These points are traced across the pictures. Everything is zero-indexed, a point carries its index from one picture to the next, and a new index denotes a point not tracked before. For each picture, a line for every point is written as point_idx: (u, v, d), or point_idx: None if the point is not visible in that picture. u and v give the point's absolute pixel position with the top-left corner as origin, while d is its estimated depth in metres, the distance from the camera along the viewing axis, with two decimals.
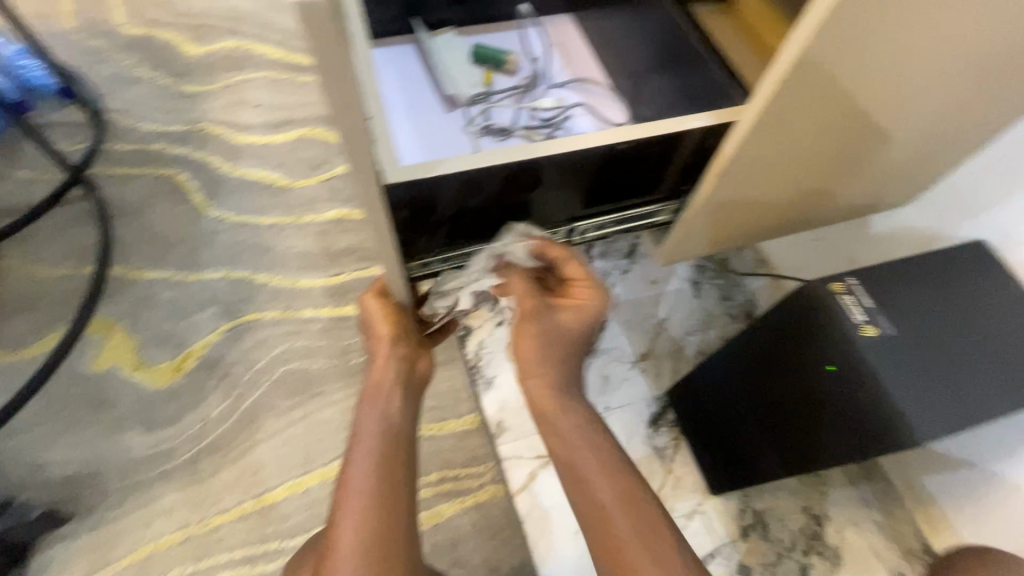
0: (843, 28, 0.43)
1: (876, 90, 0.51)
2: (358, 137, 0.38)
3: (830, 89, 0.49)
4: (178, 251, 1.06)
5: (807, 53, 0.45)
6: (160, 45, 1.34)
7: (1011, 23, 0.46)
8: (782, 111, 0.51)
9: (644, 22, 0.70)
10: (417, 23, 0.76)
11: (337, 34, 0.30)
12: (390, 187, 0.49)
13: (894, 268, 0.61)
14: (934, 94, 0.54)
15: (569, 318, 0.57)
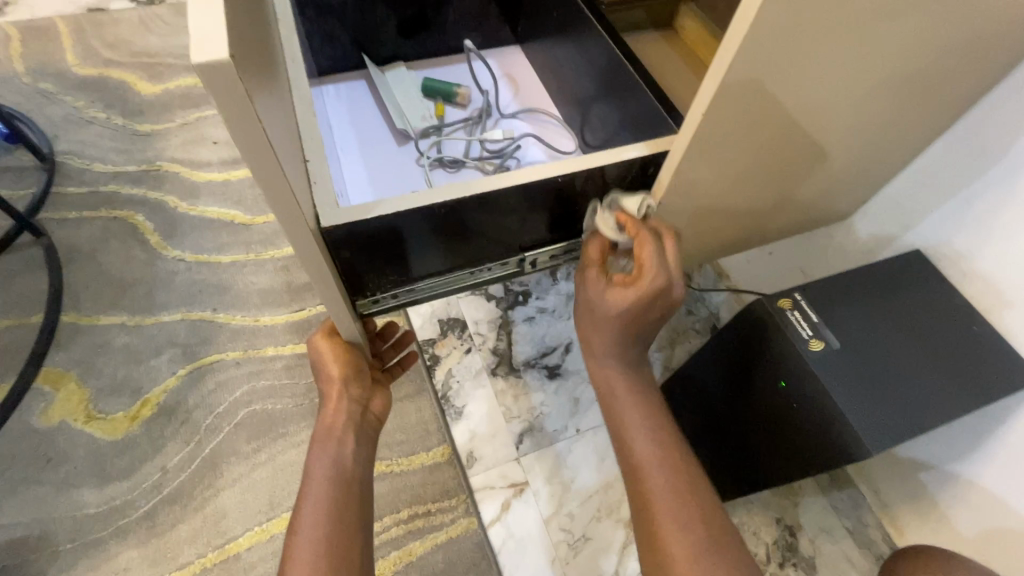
0: (755, 59, 0.44)
1: (799, 110, 0.53)
2: (285, 188, 0.38)
3: (756, 114, 0.51)
4: (133, 294, 1.03)
5: (725, 84, 0.46)
6: (113, 84, 1.32)
7: (909, 38, 0.48)
8: (714, 140, 0.53)
9: (582, 48, 0.69)
10: (367, 59, 0.77)
11: (246, 94, 0.31)
12: (327, 231, 0.49)
13: (837, 283, 0.62)
14: (854, 109, 0.56)
15: (612, 295, 0.57)
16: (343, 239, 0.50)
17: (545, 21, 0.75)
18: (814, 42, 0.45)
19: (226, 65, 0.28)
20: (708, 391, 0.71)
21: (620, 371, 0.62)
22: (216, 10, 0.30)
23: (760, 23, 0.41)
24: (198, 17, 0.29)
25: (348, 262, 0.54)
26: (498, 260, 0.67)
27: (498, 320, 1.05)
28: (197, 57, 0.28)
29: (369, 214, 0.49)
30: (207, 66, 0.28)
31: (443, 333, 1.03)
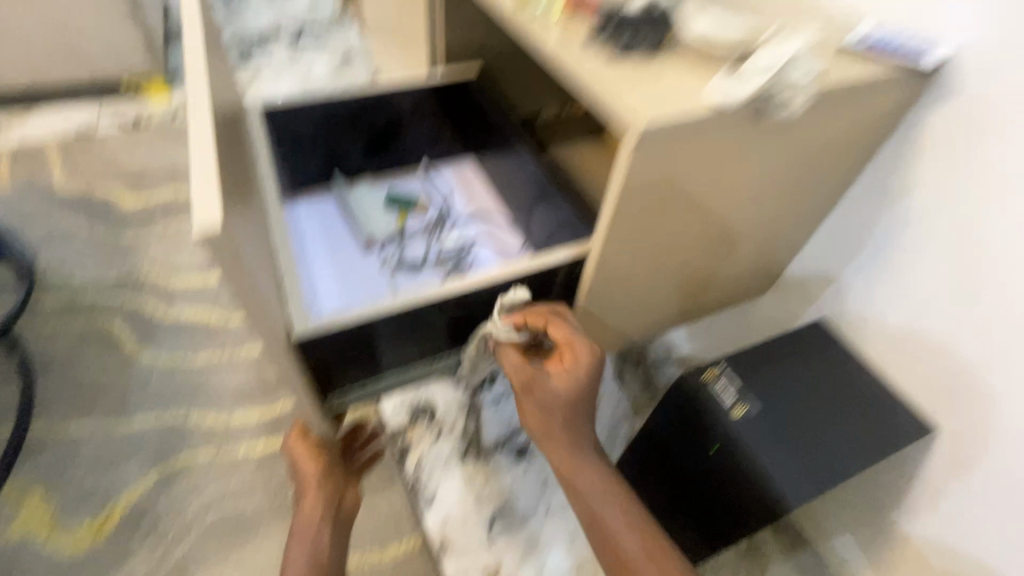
0: (638, 194, 0.52)
1: (693, 217, 0.62)
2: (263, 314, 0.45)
3: (653, 227, 0.59)
4: (106, 400, 1.05)
5: (619, 213, 0.54)
6: (98, 200, 1.41)
7: (772, 160, 0.58)
8: (626, 245, 0.61)
9: (519, 166, 0.82)
10: (336, 177, 0.88)
11: (234, 251, 0.38)
12: (298, 341, 0.56)
13: (757, 351, 0.70)
14: (742, 211, 0.66)
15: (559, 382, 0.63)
16: (314, 347, 0.57)
17: (490, 143, 0.88)
18: (686, 178, 0.53)
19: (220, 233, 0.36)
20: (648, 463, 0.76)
21: (586, 465, 0.65)
22: (211, 189, 0.38)
23: (642, 172, 0.49)
24: (198, 197, 0.38)
25: (316, 365, 0.60)
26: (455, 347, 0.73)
27: (466, 404, 1.09)
28: (196, 230, 0.36)
29: (334, 324, 0.56)
30: (205, 236, 0.36)
31: (412, 419, 1.06)
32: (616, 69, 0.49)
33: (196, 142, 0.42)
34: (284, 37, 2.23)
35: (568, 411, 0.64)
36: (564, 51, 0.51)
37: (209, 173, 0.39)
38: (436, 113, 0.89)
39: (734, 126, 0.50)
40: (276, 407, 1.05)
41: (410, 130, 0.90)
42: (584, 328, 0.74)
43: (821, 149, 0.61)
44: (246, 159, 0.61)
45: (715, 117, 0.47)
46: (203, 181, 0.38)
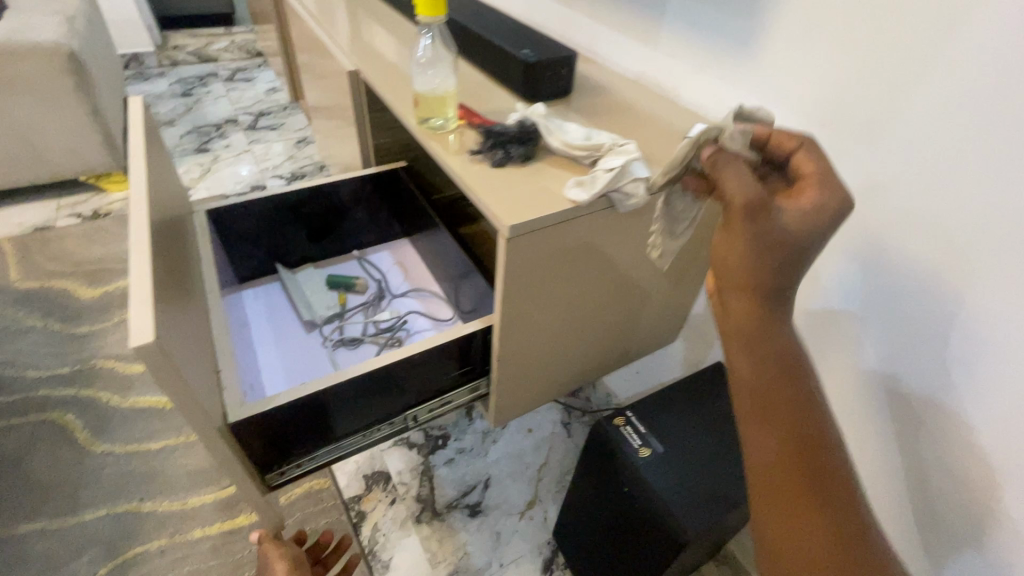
0: (520, 273, 0.60)
1: (582, 283, 0.70)
2: (197, 408, 0.49)
3: (547, 295, 0.67)
4: (58, 496, 1.05)
5: (507, 289, 0.61)
6: (55, 294, 1.45)
7: (638, 229, 0.68)
8: (527, 318, 0.68)
9: (444, 245, 0.92)
10: (280, 266, 0.96)
11: (167, 357, 0.44)
12: (232, 425, 0.58)
13: (659, 397, 0.80)
14: (628, 273, 0.75)
15: (793, 226, 0.47)
16: (246, 429, 0.59)
17: (420, 223, 0.99)
18: (561, 253, 0.62)
19: (153, 343, 0.42)
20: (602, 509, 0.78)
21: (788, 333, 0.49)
22: (145, 303, 0.44)
23: (518, 252, 0.57)
24: (134, 312, 0.43)
25: (252, 450, 0.62)
26: (393, 416, 0.73)
27: (419, 467, 1.14)
28: (132, 342, 0.41)
29: (266, 406, 0.59)
30: (139, 347, 0.41)
31: (367, 488, 1.10)
32: (492, 175, 0.60)
33: (134, 260, 0.48)
34: (241, 124, 2.37)
35: (792, 262, 0.48)
36: (455, 162, 0.61)
37: (144, 289, 0.45)
38: (370, 197, 0.99)
39: (591, 212, 0.60)
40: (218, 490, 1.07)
41: (348, 219, 1.00)
42: (512, 391, 0.78)
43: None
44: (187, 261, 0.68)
45: (571, 208, 0.57)
46: (140, 298, 0.44)
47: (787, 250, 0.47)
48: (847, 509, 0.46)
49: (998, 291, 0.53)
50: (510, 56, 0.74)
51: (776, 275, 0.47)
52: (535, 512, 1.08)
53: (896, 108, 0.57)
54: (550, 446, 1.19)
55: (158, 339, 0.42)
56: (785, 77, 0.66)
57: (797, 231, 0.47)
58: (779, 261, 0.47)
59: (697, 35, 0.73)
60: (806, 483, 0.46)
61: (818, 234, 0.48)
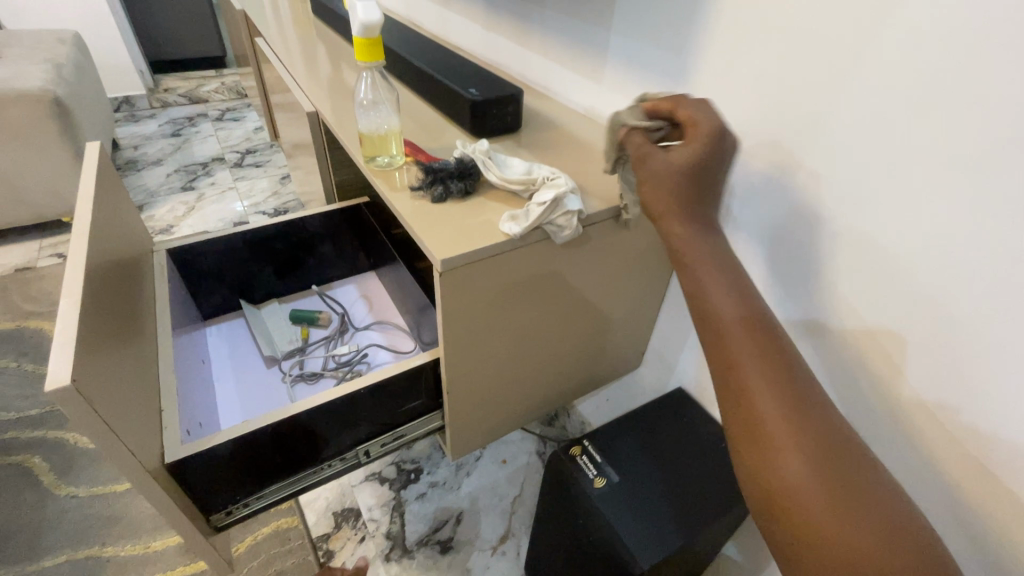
0: (460, 303, 0.60)
1: (533, 311, 0.70)
2: (123, 448, 0.50)
3: (494, 326, 0.67)
4: (20, 541, 1.03)
5: (450, 320, 0.61)
6: (31, 334, 1.45)
7: (584, 257, 0.70)
8: (474, 350, 0.68)
9: (403, 277, 0.93)
10: (244, 302, 0.97)
11: (86, 400, 0.45)
12: (170, 465, 0.58)
13: (617, 426, 0.80)
14: (580, 300, 0.76)
15: (677, 159, 0.52)
16: (186, 468, 0.59)
17: (383, 257, 1.01)
18: (502, 284, 0.63)
19: (68, 387, 0.43)
20: (564, 540, 0.77)
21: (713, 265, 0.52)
22: (67, 347, 0.45)
23: (455, 283, 0.58)
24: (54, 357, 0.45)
25: (192, 491, 0.61)
26: (345, 452, 0.72)
27: (390, 503, 1.12)
28: (47, 387, 0.42)
29: (204, 445, 0.59)
30: (54, 391, 0.43)
31: (336, 525, 1.08)
32: (431, 211, 0.61)
33: (65, 304, 0.49)
34: (227, 162, 2.42)
35: (688, 194, 0.52)
36: (396, 199, 0.63)
37: (68, 335, 0.46)
38: (334, 232, 1.00)
39: (530, 243, 0.61)
40: (170, 539, 1.04)
41: (313, 254, 1.01)
42: (470, 422, 0.78)
43: (629, 247, 0.73)
44: (138, 300, 0.69)
45: (506, 241, 0.58)
46: (61, 343, 0.46)
47: (678, 180, 0.52)
48: (809, 406, 0.47)
49: (955, 293, 0.49)
50: (458, 94, 0.77)
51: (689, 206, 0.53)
52: (507, 546, 1.06)
53: (829, 111, 0.56)
54: (524, 479, 1.17)
55: (75, 383, 0.44)
56: (715, 109, 0.68)
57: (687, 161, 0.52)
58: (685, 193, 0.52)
59: (636, 72, 0.77)
60: (757, 393, 0.47)
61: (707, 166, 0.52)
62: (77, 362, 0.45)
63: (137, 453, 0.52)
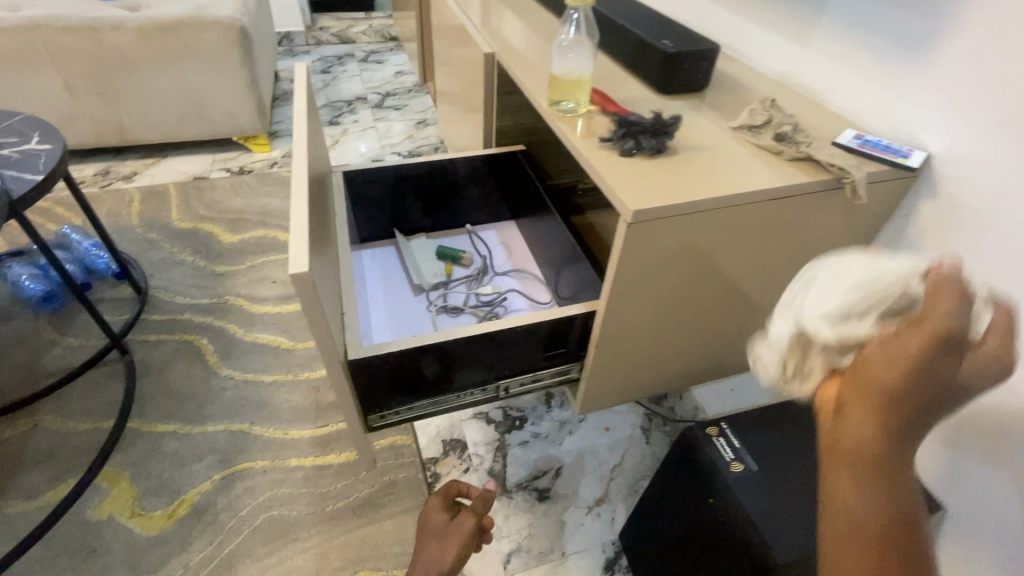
0: (636, 256, 0.59)
1: (699, 278, 0.67)
2: (326, 334, 0.58)
3: (656, 287, 0.65)
4: (189, 405, 1.21)
5: (620, 270, 0.61)
6: (203, 235, 1.67)
7: (769, 235, 0.64)
8: (629, 312, 0.68)
9: (552, 230, 0.93)
10: (397, 232, 1.03)
11: (313, 288, 0.53)
12: (350, 361, 0.65)
13: (758, 416, 0.76)
14: (748, 279, 0.71)
15: (970, 373, 0.36)
16: (361, 367, 0.66)
17: (530, 206, 1.01)
18: (680, 244, 0.60)
19: (305, 273, 0.51)
20: (679, 514, 0.77)
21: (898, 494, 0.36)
22: (303, 241, 0.53)
23: (637, 236, 0.57)
24: (293, 247, 0.52)
25: (359, 387, 0.69)
26: (484, 385, 0.76)
27: (494, 443, 1.17)
28: (292, 270, 0.50)
29: (378, 351, 0.65)
30: (296, 275, 0.50)
31: (444, 452, 1.15)
32: (618, 162, 0.60)
33: (295, 206, 0.57)
34: (370, 103, 2.55)
35: (934, 408, 0.36)
36: (583, 146, 0.62)
37: (302, 230, 0.54)
38: (486, 177, 1.02)
39: (721, 208, 0.58)
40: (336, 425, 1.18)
41: (464, 195, 1.04)
42: (604, 380, 0.78)
43: (821, 231, 0.67)
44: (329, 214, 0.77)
45: (696, 203, 0.56)
46: (297, 236, 0.53)
47: (943, 396, 0.35)
48: None
49: None
50: (649, 46, 0.74)
51: (915, 418, 0.35)
52: (602, 509, 1.08)
53: None
54: (625, 450, 1.17)
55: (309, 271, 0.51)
56: (955, 83, 0.59)
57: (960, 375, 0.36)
58: (919, 401, 0.35)
59: (858, 36, 0.68)
60: None
61: (976, 389, 0.37)
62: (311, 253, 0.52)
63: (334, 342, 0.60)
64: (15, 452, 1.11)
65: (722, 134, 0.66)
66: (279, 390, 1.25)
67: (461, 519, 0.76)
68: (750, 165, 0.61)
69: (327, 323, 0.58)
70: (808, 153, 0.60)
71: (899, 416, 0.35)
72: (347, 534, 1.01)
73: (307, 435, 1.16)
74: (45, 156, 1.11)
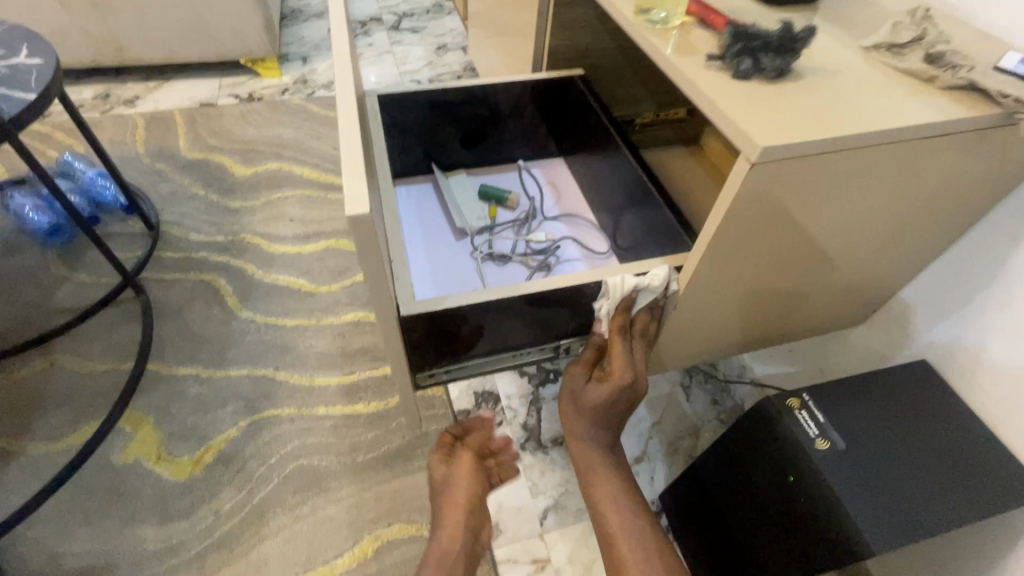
0: (751, 201, 0.51)
1: (810, 227, 0.59)
2: (382, 281, 0.52)
3: (763, 236, 0.57)
4: (210, 347, 1.16)
5: (729, 218, 0.53)
6: (214, 166, 1.55)
7: (906, 180, 0.55)
8: (724, 263, 0.61)
9: (615, 167, 0.80)
10: (435, 167, 0.91)
11: (371, 231, 0.46)
12: (403, 317, 0.60)
13: (842, 388, 0.69)
14: (861, 231, 0.62)
15: (595, 392, 0.67)
16: (414, 323, 0.61)
17: (587, 140, 0.87)
18: (804, 189, 0.51)
19: (365, 215, 0.44)
20: (738, 484, 0.72)
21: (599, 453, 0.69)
22: (359, 176, 0.46)
23: (760, 179, 0.47)
24: (348, 182, 0.45)
25: (414, 342, 0.65)
26: (536, 344, 0.73)
27: (529, 396, 1.12)
28: (349, 211, 0.43)
29: (438, 306, 0.60)
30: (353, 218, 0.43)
31: (477, 404, 1.10)
32: (730, 87, 0.49)
33: (344, 134, 0.49)
34: (385, 24, 2.33)
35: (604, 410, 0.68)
36: (686, 66, 0.51)
37: (356, 162, 0.46)
38: (537, 106, 0.89)
39: (860, 147, 0.48)
40: (379, 370, 1.13)
41: (509, 126, 0.91)
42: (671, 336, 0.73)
43: (959, 178, 0.57)
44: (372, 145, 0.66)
45: (835, 141, 0.46)
46: (352, 171, 0.46)
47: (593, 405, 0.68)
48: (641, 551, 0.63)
49: None
50: None
51: (594, 414, 0.68)
52: (641, 468, 1.02)
53: None
54: (665, 407, 1.10)
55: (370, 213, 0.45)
56: None
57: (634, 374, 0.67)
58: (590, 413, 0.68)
59: None
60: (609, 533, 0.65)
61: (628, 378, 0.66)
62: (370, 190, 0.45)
63: (386, 291, 0.54)
64: (35, 391, 1.07)
65: (851, 54, 0.54)
66: (301, 335, 1.19)
67: (464, 464, 0.73)
68: (892, 95, 0.50)
69: (382, 269, 0.51)
70: (971, 80, 0.49)
71: (576, 426, 0.70)
72: (380, 485, 0.98)
73: (333, 382, 1.11)
74: (36, 72, 0.99)
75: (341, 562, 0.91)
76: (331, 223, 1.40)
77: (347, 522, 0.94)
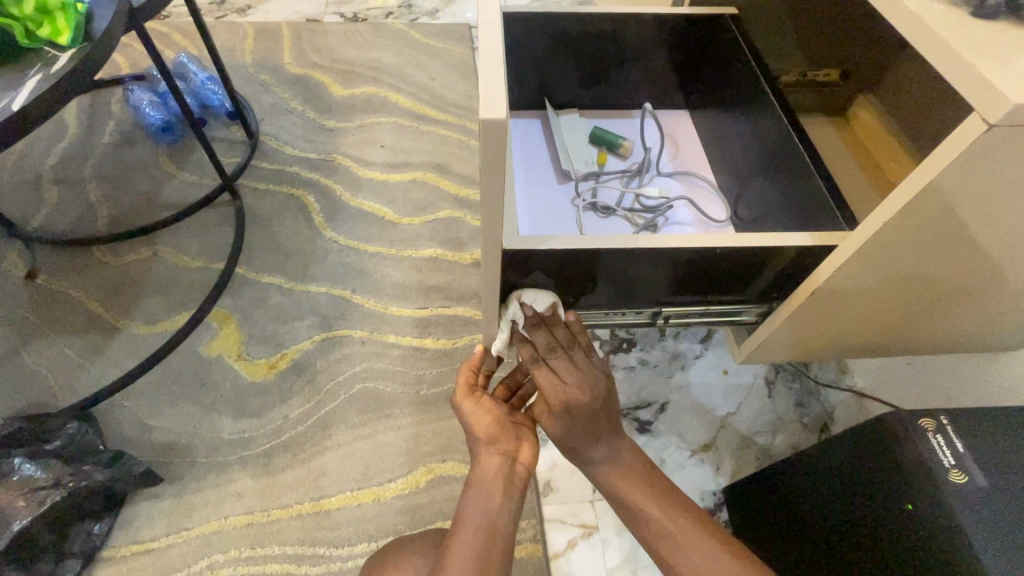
0: (954, 179, 0.42)
1: (1006, 230, 0.49)
2: (499, 203, 0.49)
3: (948, 230, 0.49)
4: (294, 260, 1.19)
5: (915, 200, 0.45)
6: (314, 84, 1.55)
7: None
8: (886, 257, 0.53)
9: (754, 124, 0.71)
10: (547, 103, 0.84)
11: (502, 141, 0.43)
12: (506, 251, 0.57)
13: (995, 417, 0.58)
14: None
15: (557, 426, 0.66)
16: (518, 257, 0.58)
17: (722, 91, 0.77)
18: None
19: (498, 120, 0.41)
20: (836, 498, 0.65)
21: (609, 462, 0.66)
22: (499, 82, 0.43)
23: (979, 149, 0.39)
24: (485, 86, 0.43)
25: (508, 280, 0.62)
26: (632, 306, 0.69)
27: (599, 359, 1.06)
28: (485, 113, 0.41)
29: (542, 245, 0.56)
30: (488, 120, 0.41)
31: None
32: (964, 26, 0.41)
33: (485, 36, 0.45)
34: None
35: (584, 423, 0.65)
36: None
37: (496, 66, 0.44)
38: (675, 47, 0.79)
39: None
40: (452, 309, 1.12)
41: (635, 66, 0.82)
42: (792, 325, 0.66)
43: None
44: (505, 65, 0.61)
45: None
46: (490, 74, 0.43)
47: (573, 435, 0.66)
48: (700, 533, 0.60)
49: None
50: None
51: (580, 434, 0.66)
52: (707, 455, 0.96)
53: None
54: (743, 399, 1.02)
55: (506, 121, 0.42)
56: None
57: (566, 396, 0.63)
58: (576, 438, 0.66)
59: None
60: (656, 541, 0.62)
61: (572, 396, 0.63)
62: (507, 96, 0.42)
63: (498, 216, 0.51)
64: (138, 275, 1.15)
65: None
66: (379, 263, 1.19)
67: (483, 400, 0.70)
68: None
69: (500, 190, 0.48)
70: None
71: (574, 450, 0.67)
72: (439, 421, 0.98)
73: (404, 314, 1.11)
74: None
75: (393, 487, 0.92)
76: (420, 155, 1.38)
77: (403, 451, 0.95)
